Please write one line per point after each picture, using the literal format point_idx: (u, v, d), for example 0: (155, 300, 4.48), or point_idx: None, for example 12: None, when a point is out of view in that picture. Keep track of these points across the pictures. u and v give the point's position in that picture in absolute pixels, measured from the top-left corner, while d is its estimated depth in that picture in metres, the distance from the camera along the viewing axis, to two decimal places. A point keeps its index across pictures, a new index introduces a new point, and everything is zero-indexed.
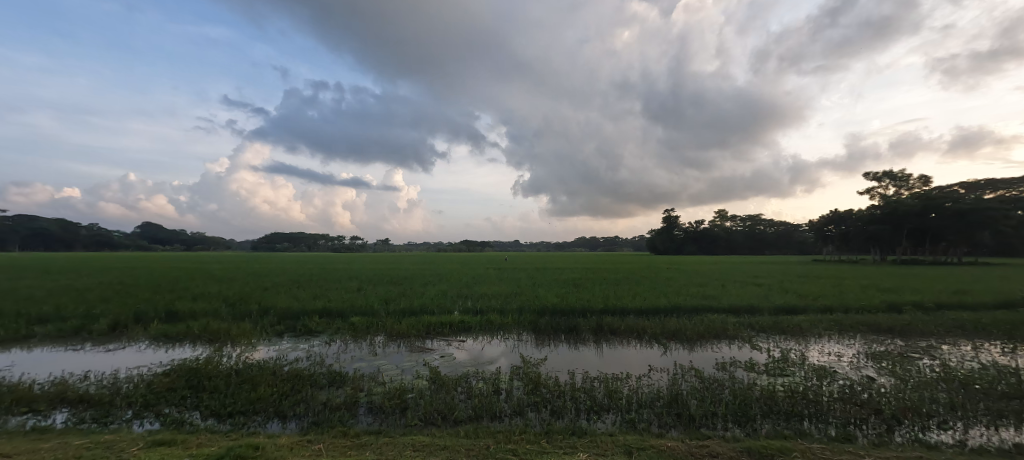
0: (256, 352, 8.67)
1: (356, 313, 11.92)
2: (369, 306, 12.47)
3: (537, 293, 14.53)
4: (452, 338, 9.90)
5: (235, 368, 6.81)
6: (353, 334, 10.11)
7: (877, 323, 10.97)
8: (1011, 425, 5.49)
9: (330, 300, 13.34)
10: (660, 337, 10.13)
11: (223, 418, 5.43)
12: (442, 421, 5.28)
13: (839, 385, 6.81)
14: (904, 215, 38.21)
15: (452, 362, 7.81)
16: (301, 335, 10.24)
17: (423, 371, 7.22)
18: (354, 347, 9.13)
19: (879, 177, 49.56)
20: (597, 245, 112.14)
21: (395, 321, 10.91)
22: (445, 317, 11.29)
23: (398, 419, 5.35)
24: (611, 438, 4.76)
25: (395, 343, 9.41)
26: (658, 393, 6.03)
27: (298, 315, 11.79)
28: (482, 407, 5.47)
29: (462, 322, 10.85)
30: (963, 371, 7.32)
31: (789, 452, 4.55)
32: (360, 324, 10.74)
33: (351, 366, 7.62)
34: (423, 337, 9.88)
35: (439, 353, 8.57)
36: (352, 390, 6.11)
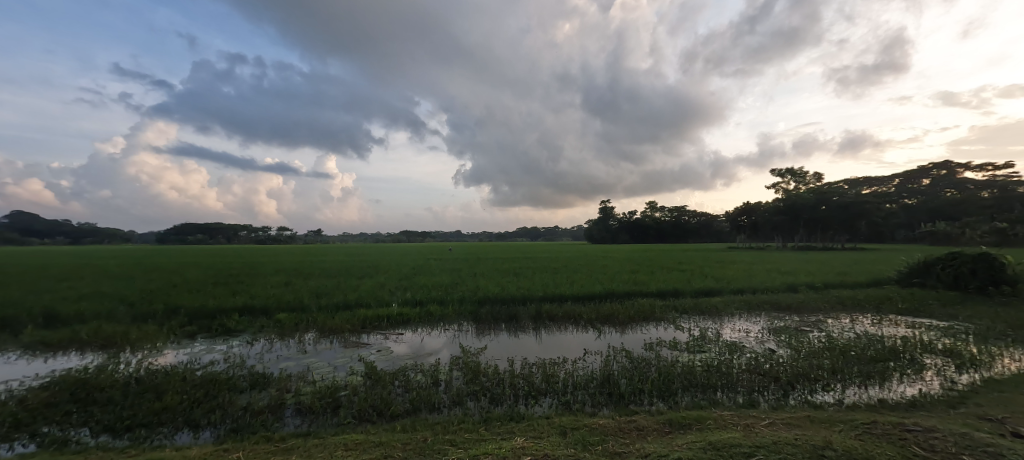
0: (162, 357, 7.88)
1: (282, 309, 11.27)
2: (297, 301, 11.82)
3: (478, 283, 14.60)
4: (389, 331, 9.69)
5: (135, 376, 6.18)
6: (279, 332, 9.54)
7: (779, 302, 12.41)
8: (876, 383, 6.55)
9: (252, 297, 12.45)
10: (595, 322, 10.69)
11: (120, 433, 4.94)
12: (378, 417, 5.22)
13: (747, 358, 7.65)
14: (801, 207, 43.12)
15: (389, 356, 7.66)
16: (218, 335, 9.48)
17: (358, 366, 7.03)
18: (280, 346, 8.62)
19: (783, 173, 55.51)
20: (537, 235, 114.42)
21: (328, 316, 10.46)
22: (381, 310, 11.01)
23: (329, 418, 5.19)
24: (547, 421, 4.99)
25: (327, 340, 9.02)
26: (591, 374, 6.39)
27: (213, 314, 10.88)
28: (420, 399, 5.47)
29: (400, 314, 10.66)
30: (844, 340, 8.55)
31: (704, 421, 5.05)
32: (287, 321, 10.16)
33: (277, 366, 7.20)
34: (358, 331, 9.57)
35: (376, 347, 8.38)
36: (277, 392, 5.80)
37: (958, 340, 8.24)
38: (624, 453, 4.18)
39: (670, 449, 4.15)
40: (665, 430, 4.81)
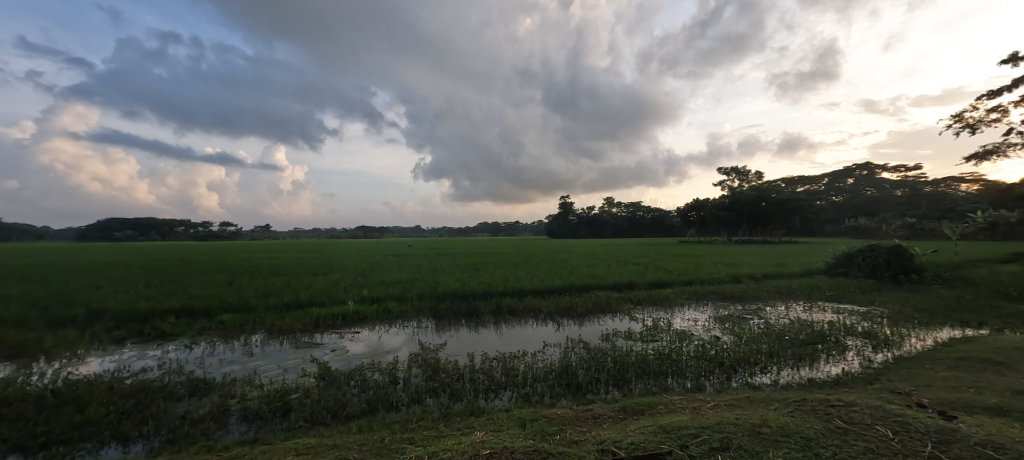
0: (84, 366, 7.29)
1: (225, 310, 10.71)
2: (243, 301, 11.27)
3: (437, 279, 14.52)
4: (345, 330, 9.47)
5: (51, 389, 5.70)
6: (222, 334, 9.08)
7: (725, 292, 13.25)
8: (807, 364, 7.19)
9: (192, 297, 11.74)
10: (554, 315, 10.97)
11: (33, 451, 4.56)
12: (332, 419, 5.14)
13: (696, 345, 8.15)
14: (744, 203, 45.87)
15: (345, 355, 7.51)
16: (151, 340, 8.88)
17: (310, 368, 6.84)
18: (223, 349, 8.21)
19: (728, 171, 58.94)
20: (497, 230, 114.65)
21: (277, 316, 10.08)
22: (336, 308, 10.73)
23: (278, 423, 5.04)
24: (507, 414, 5.12)
25: (277, 341, 8.69)
26: (550, 366, 6.59)
27: (145, 317, 10.16)
28: (377, 399, 5.42)
29: (356, 312, 10.45)
30: (780, 326, 9.29)
31: (655, 406, 5.36)
32: (231, 322, 9.70)
33: (219, 371, 6.86)
34: (310, 331, 9.29)
35: (330, 347, 8.17)
36: (220, 398, 5.55)
37: (874, 323, 9.19)
38: (580, 440, 4.31)
39: (623, 434, 4.26)
40: (619, 416, 5.06)
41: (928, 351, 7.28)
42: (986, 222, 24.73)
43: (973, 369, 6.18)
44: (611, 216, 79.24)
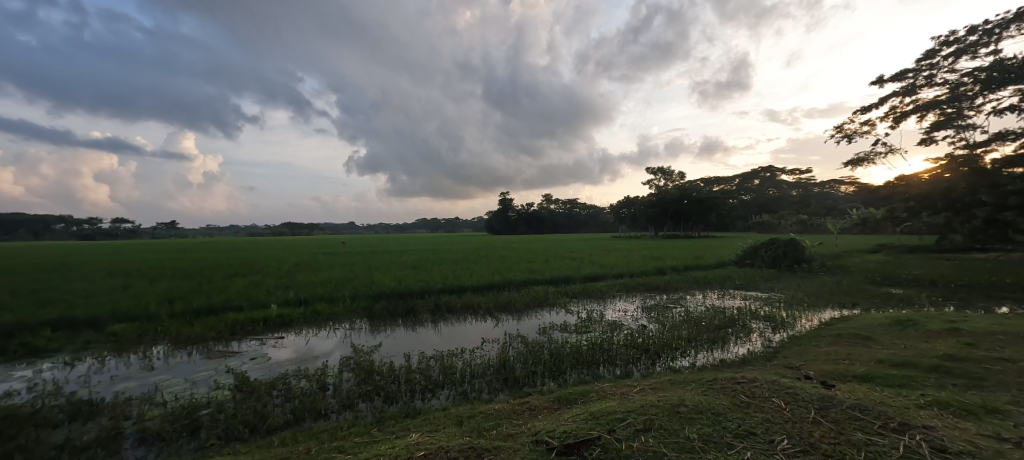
0: None
1: (120, 320, 9.57)
2: (143, 309, 10.13)
3: (372, 277, 14.08)
4: (267, 336, 8.88)
5: None
6: (116, 348, 8.11)
7: (651, 283, 14.21)
8: (720, 346, 7.98)
9: (75, 306, 10.33)
10: (493, 310, 11.13)
11: None
12: (251, 434, 4.85)
13: (625, 334, 8.72)
14: (668, 201, 49.22)
15: (266, 364, 7.08)
16: (21, 358, 7.69)
17: (224, 380, 6.35)
18: (116, 365, 7.33)
19: (655, 171, 62.95)
20: (436, 226, 112.74)
21: (185, 325, 9.21)
22: (256, 312, 10.03)
23: (186, 444, 4.65)
24: (444, 413, 5.16)
25: (184, 352, 7.95)
26: (488, 362, 6.72)
27: (12, 332, 8.77)
28: (302, 408, 5.21)
29: (280, 315, 9.86)
30: (698, 313, 10.19)
31: (587, 394, 5.68)
32: (126, 334, 8.70)
33: (110, 390, 6.14)
34: (226, 339, 8.60)
35: (249, 355, 7.63)
36: (111, 420, 4.97)
37: (774, 308, 10.40)
38: (516, 433, 4.46)
39: (557, 424, 4.46)
40: (554, 407, 5.30)
41: (815, 330, 8.39)
42: (861, 218, 28.83)
43: (848, 343, 7.23)
44: (548, 212, 81.21)
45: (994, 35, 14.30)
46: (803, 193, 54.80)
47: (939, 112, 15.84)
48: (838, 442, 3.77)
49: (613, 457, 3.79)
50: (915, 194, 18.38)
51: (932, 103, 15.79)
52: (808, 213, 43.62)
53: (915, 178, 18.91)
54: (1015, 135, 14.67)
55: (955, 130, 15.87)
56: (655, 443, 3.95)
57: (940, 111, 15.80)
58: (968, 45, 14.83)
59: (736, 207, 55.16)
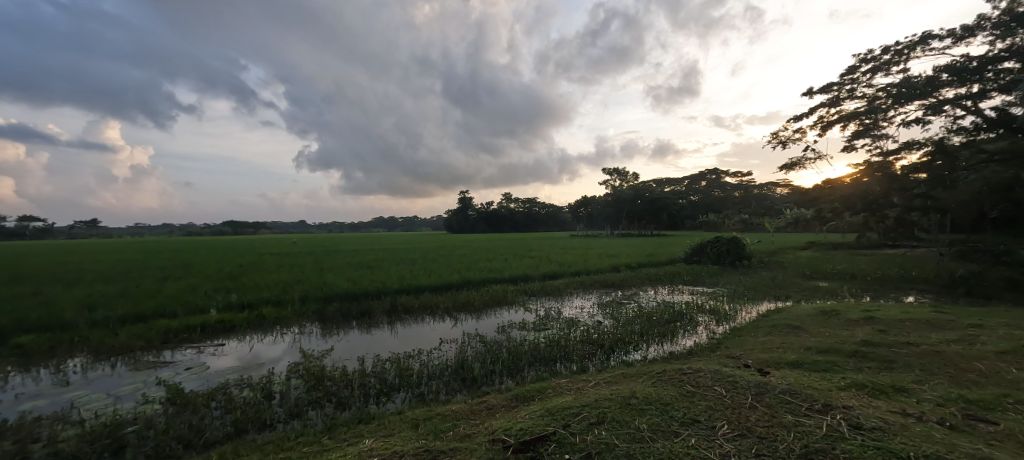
0: None
1: (29, 331, 8.65)
2: (58, 318, 9.20)
3: (323, 279, 13.58)
4: (205, 343, 8.35)
5: None
6: (24, 363, 7.33)
7: (607, 281, 14.65)
8: (669, 339, 8.37)
9: None
10: (451, 310, 11.06)
11: None
12: (186, 449, 4.56)
13: (582, 330, 8.95)
14: (623, 201, 50.86)
15: (203, 374, 6.66)
16: None
17: (154, 393, 5.90)
18: (24, 381, 6.62)
19: (610, 171, 64.84)
20: (394, 225, 110.19)
21: (108, 334, 8.47)
22: (192, 318, 9.39)
23: None
24: (399, 417, 5.09)
25: (106, 364, 7.32)
26: (446, 362, 6.69)
27: None
28: (245, 419, 4.96)
29: (221, 321, 9.30)
30: (649, 308, 10.65)
31: (544, 391, 5.79)
32: (36, 347, 7.87)
33: (15, 410, 5.54)
34: (156, 349, 8.00)
35: (184, 365, 7.14)
36: (17, 443, 4.49)
37: (718, 301, 11.04)
38: (473, 434, 4.48)
39: (514, 422, 4.51)
40: (511, 405, 5.36)
41: (753, 321, 9.00)
42: (795, 217, 31.18)
43: (783, 333, 7.81)
44: (508, 211, 81.53)
45: (905, 55, 15.84)
46: (744, 194, 58.47)
47: (860, 122, 17.38)
48: (771, 424, 4.06)
49: (568, 451, 3.88)
50: (840, 195, 20.09)
51: (853, 114, 17.28)
52: (749, 213, 46.59)
53: (840, 181, 20.66)
54: (922, 144, 16.37)
55: (873, 139, 17.47)
56: (607, 435, 4.08)
57: (860, 121, 17.34)
58: (883, 63, 16.36)
59: (685, 206, 57.90)
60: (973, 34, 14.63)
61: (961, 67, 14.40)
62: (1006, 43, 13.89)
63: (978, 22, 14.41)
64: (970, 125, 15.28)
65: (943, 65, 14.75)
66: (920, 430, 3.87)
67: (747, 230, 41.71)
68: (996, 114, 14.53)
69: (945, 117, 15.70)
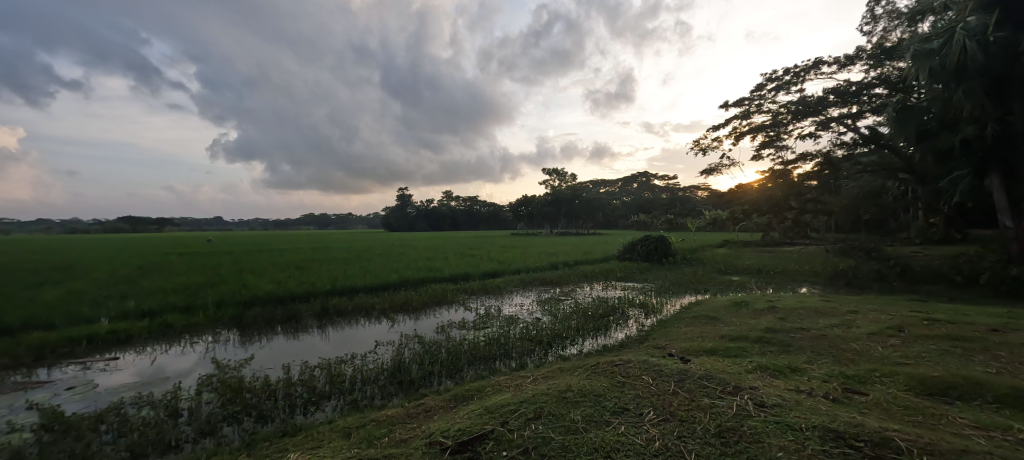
0: None
1: None
2: None
3: (243, 281, 12.56)
4: (95, 358, 7.39)
5: None
6: None
7: (546, 278, 15.02)
8: (603, 333, 8.78)
9: None
10: (388, 311, 10.75)
11: None
12: None
13: (521, 327, 9.12)
14: (561, 200, 52.37)
15: (90, 393, 5.89)
16: None
17: (25, 419, 5.13)
18: None
19: (550, 171, 66.42)
20: (327, 223, 104.36)
21: None
22: (77, 329, 8.25)
23: None
24: (330, 426, 4.87)
25: None
26: (382, 366, 6.48)
27: None
28: (143, 441, 4.47)
29: (114, 332, 8.28)
30: (585, 304, 11.10)
31: (483, 389, 5.83)
32: None
33: None
34: (30, 368, 6.93)
35: (66, 384, 6.27)
36: None
37: (647, 296, 11.78)
38: (409, 438, 4.40)
39: (452, 423, 4.50)
40: (449, 405, 5.33)
41: (677, 313, 9.72)
42: (713, 218, 34.00)
43: (701, 323, 8.51)
44: (449, 209, 80.59)
45: (802, 76, 17.83)
46: (672, 196, 62.72)
47: (765, 134, 19.30)
48: (690, 408, 4.40)
49: (506, 448, 3.93)
50: (750, 198, 22.22)
51: (760, 127, 19.15)
52: (676, 213, 49.97)
53: (750, 185, 22.84)
54: (814, 156, 18.55)
55: (776, 149, 19.49)
56: (544, 429, 4.19)
57: (766, 134, 19.26)
58: (785, 82, 18.29)
59: (619, 206, 60.94)
60: (853, 62, 16.82)
61: (844, 90, 16.50)
62: (878, 72, 16.15)
63: (857, 53, 16.59)
64: (850, 140, 17.57)
65: (831, 88, 16.82)
66: (810, 404, 4.41)
67: (673, 230, 44.82)
68: (870, 132, 16.86)
69: (832, 132, 17.91)
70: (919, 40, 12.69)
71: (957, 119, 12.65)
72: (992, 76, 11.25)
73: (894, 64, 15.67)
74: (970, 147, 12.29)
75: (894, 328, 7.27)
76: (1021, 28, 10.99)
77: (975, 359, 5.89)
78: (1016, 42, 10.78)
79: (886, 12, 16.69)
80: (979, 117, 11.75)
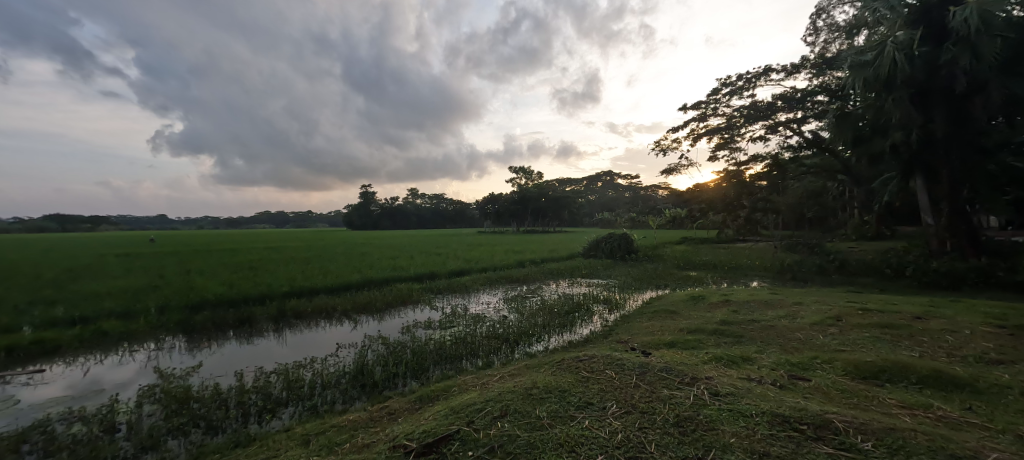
0: None
1: None
2: None
3: (191, 284, 11.82)
4: (16, 371, 6.72)
5: None
6: None
7: (512, 276, 15.05)
8: (569, 329, 8.89)
9: None
10: (350, 313, 10.43)
11: None
12: None
13: (488, 325, 9.08)
14: (528, 198, 52.56)
15: (12, 410, 5.36)
16: None
17: None
18: None
19: (517, 170, 66.63)
20: (285, 220, 100.11)
21: None
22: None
23: None
24: (287, 434, 4.67)
25: None
26: (343, 369, 6.27)
27: None
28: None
29: (39, 342, 7.56)
30: (551, 301, 11.21)
31: (449, 389, 5.75)
32: None
33: None
34: None
35: None
36: None
37: (611, 292, 12.04)
38: (372, 443, 4.26)
39: (416, 425, 4.39)
40: (414, 407, 5.22)
41: (639, 308, 10.00)
42: (673, 216, 35.21)
43: (661, 317, 8.78)
44: (414, 207, 79.24)
45: (753, 82, 18.74)
46: (634, 196, 64.40)
47: (720, 136, 20.15)
48: (651, 400, 4.52)
49: (471, 447, 3.89)
50: (707, 196, 23.14)
51: (716, 129, 19.97)
52: (638, 211, 51.37)
53: (706, 185, 23.82)
54: (764, 157, 19.56)
55: (730, 150, 20.39)
56: (510, 427, 4.17)
57: (721, 136, 20.11)
58: (738, 88, 19.14)
59: (584, 205, 62.04)
60: (799, 71, 17.85)
61: (790, 96, 17.48)
62: (820, 80, 17.20)
63: (802, 62, 17.60)
64: (796, 144, 18.64)
65: (779, 94, 17.76)
66: (760, 391, 4.64)
67: (636, 228, 46.10)
68: (814, 136, 17.96)
69: (780, 135, 18.93)
70: (855, 52, 13.63)
71: (887, 126, 13.70)
72: (916, 87, 12.24)
73: (834, 73, 16.76)
74: (899, 151, 13.34)
75: (833, 318, 7.79)
76: (940, 44, 12.01)
77: (901, 344, 6.40)
78: (937, 57, 11.72)
79: (827, 25, 17.82)
80: (906, 124, 12.77)
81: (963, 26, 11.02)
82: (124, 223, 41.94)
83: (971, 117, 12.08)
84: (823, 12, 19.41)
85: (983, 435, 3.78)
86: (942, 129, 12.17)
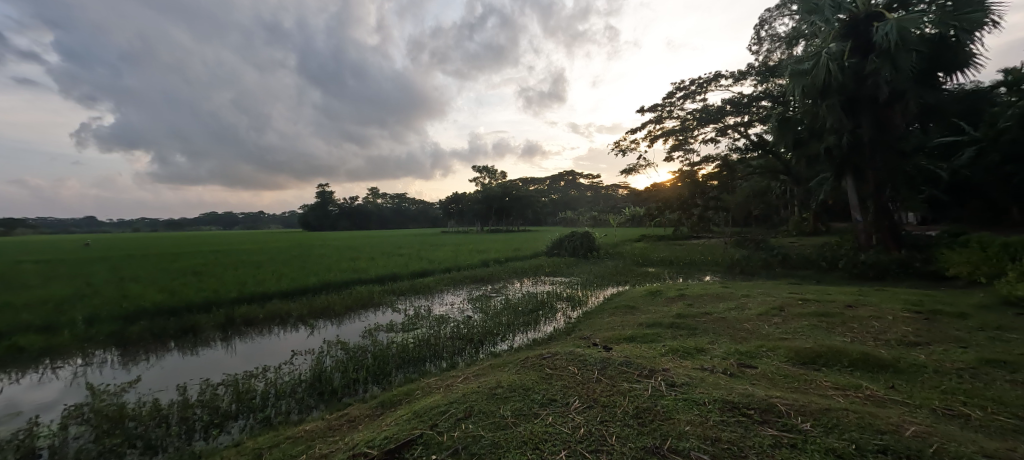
0: None
1: None
2: None
3: (126, 291, 10.95)
4: None
5: None
6: None
7: (476, 276, 14.96)
8: (533, 327, 8.95)
9: None
10: (306, 318, 10.00)
11: None
12: None
13: (452, 326, 8.97)
14: (491, 197, 52.19)
15: None
16: None
17: None
18: None
19: (480, 169, 66.21)
20: (235, 222, 94.56)
21: None
22: None
23: None
24: (237, 448, 4.42)
25: None
26: (299, 377, 6.00)
27: None
28: None
29: None
30: (515, 300, 11.25)
31: (412, 392, 5.65)
32: None
33: None
34: None
35: None
36: None
37: (574, 289, 12.25)
38: (330, 452, 4.10)
39: (377, 432, 4.27)
40: (375, 413, 5.08)
41: (601, 304, 10.23)
42: (632, 215, 36.29)
43: (622, 313, 9.02)
44: (375, 207, 77.13)
45: (704, 87, 19.60)
46: (596, 196, 65.81)
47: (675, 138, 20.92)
48: (612, 393, 4.64)
49: (435, 451, 3.82)
50: (663, 195, 24.01)
51: (671, 131, 20.74)
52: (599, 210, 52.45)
53: (663, 185, 24.72)
54: (715, 159, 20.53)
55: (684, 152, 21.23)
56: (474, 428, 4.15)
57: (676, 138, 20.90)
58: (691, 92, 19.99)
59: (547, 204, 62.63)
60: (745, 78, 18.88)
61: (738, 101, 18.44)
62: (764, 87, 18.25)
63: (748, 69, 18.64)
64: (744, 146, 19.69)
65: (728, 99, 18.71)
66: (712, 380, 4.85)
67: (598, 226, 47.07)
68: (759, 139, 19.03)
69: (730, 138, 19.92)
70: (794, 61, 14.55)
71: (822, 130, 14.76)
72: (847, 94, 13.22)
73: (776, 81, 17.85)
74: (833, 153, 14.38)
75: (776, 308, 8.29)
76: (866, 56, 13.04)
77: (835, 331, 6.89)
78: (863, 68, 12.79)
79: (769, 35, 18.96)
80: (838, 129, 13.78)
81: (885, 40, 12.00)
82: (47, 227, 37.94)
83: (893, 123, 13.20)
84: (765, 23, 20.63)
85: (904, 411, 4.13)
86: (868, 133, 13.24)
